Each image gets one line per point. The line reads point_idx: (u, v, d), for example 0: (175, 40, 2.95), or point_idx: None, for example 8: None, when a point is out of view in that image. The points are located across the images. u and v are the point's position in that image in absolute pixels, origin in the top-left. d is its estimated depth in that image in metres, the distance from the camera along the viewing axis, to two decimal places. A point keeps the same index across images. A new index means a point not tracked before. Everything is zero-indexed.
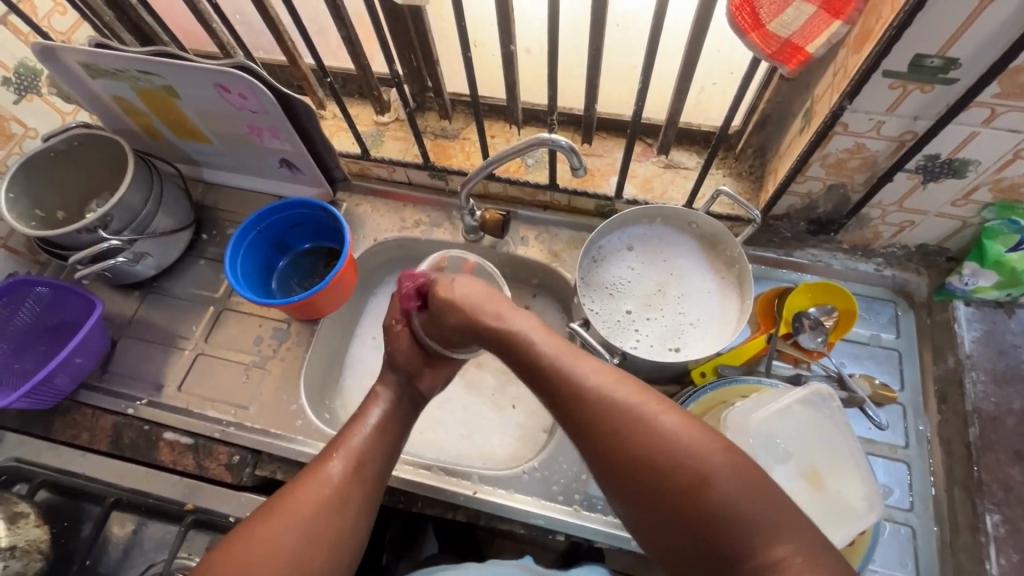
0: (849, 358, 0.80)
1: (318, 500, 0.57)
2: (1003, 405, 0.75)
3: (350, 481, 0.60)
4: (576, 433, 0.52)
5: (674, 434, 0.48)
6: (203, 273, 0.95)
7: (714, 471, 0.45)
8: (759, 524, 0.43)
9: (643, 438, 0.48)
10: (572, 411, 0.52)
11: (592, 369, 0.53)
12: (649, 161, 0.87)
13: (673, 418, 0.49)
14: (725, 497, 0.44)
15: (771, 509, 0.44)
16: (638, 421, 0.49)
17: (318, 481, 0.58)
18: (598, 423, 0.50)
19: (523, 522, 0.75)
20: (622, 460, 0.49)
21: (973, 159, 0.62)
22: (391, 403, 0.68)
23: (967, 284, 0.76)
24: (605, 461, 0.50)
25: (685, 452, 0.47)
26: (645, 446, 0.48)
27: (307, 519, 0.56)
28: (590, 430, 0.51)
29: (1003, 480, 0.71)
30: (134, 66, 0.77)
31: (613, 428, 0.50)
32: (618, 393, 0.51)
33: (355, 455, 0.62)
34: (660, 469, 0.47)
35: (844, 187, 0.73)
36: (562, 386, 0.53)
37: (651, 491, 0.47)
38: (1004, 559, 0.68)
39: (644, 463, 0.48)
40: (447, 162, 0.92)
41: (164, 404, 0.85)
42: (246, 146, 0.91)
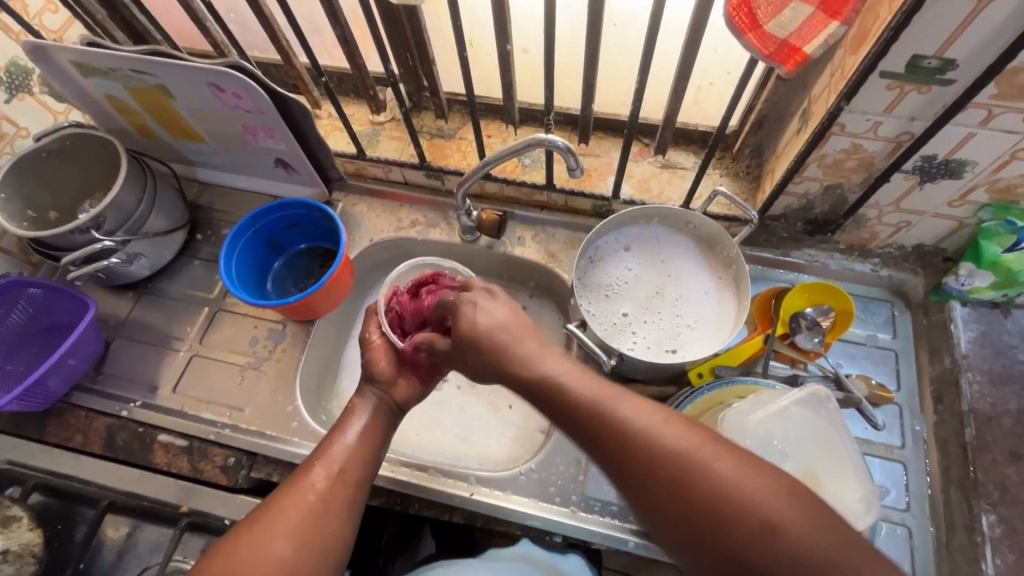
0: (845, 359, 0.80)
1: (303, 513, 0.56)
2: (999, 405, 0.75)
3: (334, 492, 0.59)
4: (630, 482, 0.50)
5: (729, 475, 0.47)
6: (198, 273, 0.94)
7: (780, 514, 0.45)
8: (826, 567, 0.43)
9: (702, 484, 0.47)
10: (625, 458, 0.50)
11: (642, 413, 0.52)
12: (646, 160, 0.87)
13: (728, 459, 0.48)
14: (798, 541, 0.44)
15: (839, 549, 0.44)
16: (696, 466, 0.48)
17: (300, 493, 0.57)
18: (656, 471, 0.49)
19: (520, 524, 0.75)
20: (684, 510, 0.48)
21: (970, 160, 0.62)
22: (383, 407, 0.68)
23: (963, 284, 0.76)
24: (665, 509, 0.48)
25: (748, 496, 0.46)
26: (706, 491, 0.47)
27: (293, 534, 0.55)
28: (647, 479, 0.49)
29: (1000, 480, 0.72)
30: (127, 65, 0.77)
31: (672, 477, 0.48)
32: (670, 437, 0.50)
33: (337, 466, 0.61)
34: (724, 517, 0.46)
35: (841, 187, 0.72)
36: (609, 432, 0.52)
37: (717, 540, 0.46)
38: (999, 558, 0.69)
39: (705, 511, 0.46)
40: (443, 162, 0.92)
41: (158, 405, 0.84)
42: (241, 146, 0.90)
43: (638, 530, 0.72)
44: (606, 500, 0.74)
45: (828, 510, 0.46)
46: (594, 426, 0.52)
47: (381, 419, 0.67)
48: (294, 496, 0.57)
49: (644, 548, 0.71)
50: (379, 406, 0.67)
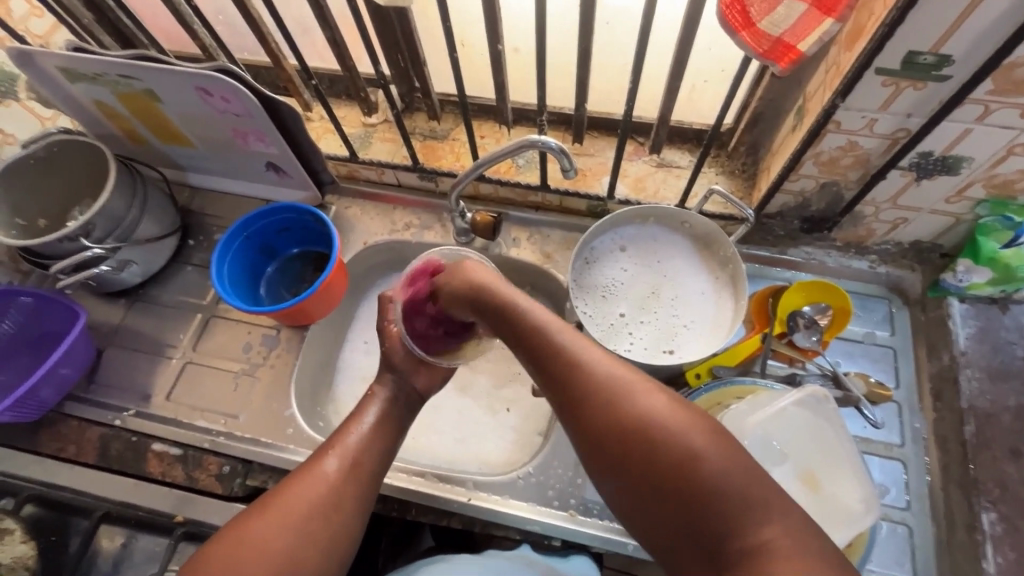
0: (843, 357, 0.80)
1: (314, 500, 0.57)
2: (998, 402, 0.74)
3: (346, 481, 0.59)
4: (568, 413, 0.50)
5: (663, 412, 0.47)
6: (191, 280, 0.93)
7: (703, 451, 0.44)
8: (743, 502, 0.42)
9: (631, 412, 0.47)
10: (564, 390, 0.51)
11: (589, 347, 0.52)
12: (642, 159, 0.87)
13: (663, 398, 0.48)
14: (715, 472, 0.43)
15: (759, 490, 0.43)
16: (628, 397, 0.48)
17: (314, 480, 0.58)
18: (592, 398, 0.49)
19: (519, 529, 0.75)
20: (611, 436, 0.48)
21: (966, 156, 0.62)
22: (389, 399, 0.68)
23: (961, 281, 0.76)
24: (595, 440, 0.48)
25: (673, 432, 0.45)
26: (635, 424, 0.47)
27: (307, 519, 0.55)
28: (580, 404, 0.49)
29: (998, 477, 0.70)
30: (114, 70, 0.76)
31: (603, 402, 0.48)
32: (609, 369, 0.50)
33: (350, 454, 0.61)
34: (645, 449, 0.46)
35: (838, 185, 0.72)
36: (555, 361, 0.52)
37: (642, 473, 0.46)
38: (1001, 557, 0.67)
39: (631, 441, 0.46)
40: (436, 164, 0.91)
41: (151, 414, 0.83)
42: (231, 150, 0.89)
43: None
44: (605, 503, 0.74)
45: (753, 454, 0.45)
46: (541, 357, 0.53)
47: (394, 406, 0.68)
48: (307, 481, 0.58)
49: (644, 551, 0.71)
50: (389, 396, 0.68)
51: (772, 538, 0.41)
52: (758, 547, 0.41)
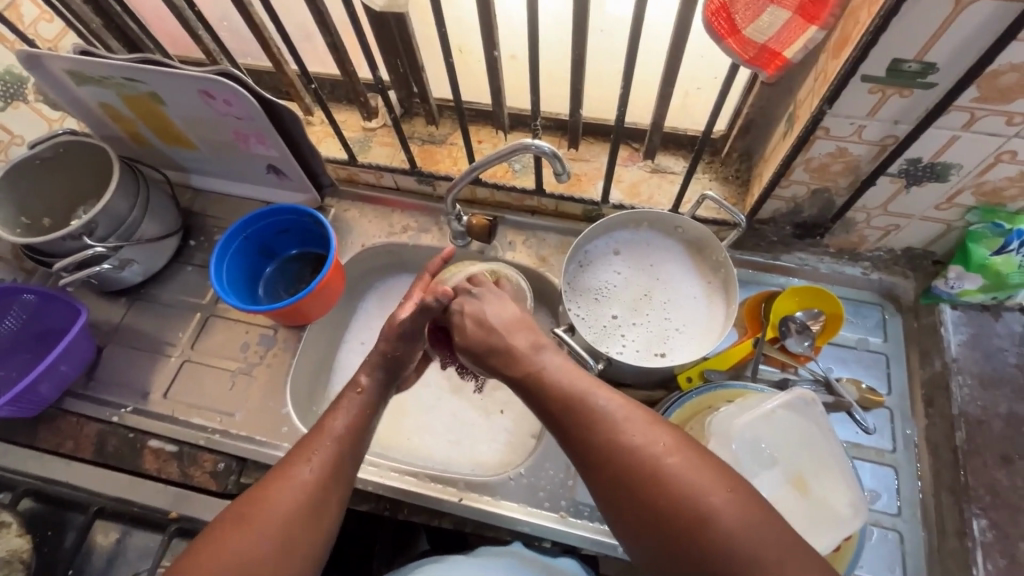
0: (836, 362, 0.80)
1: (289, 511, 0.55)
2: (989, 409, 0.73)
3: (320, 491, 0.57)
4: (589, 465, 0.52)
5: (682, 473, 0.48)
6: (191, 280, 0.94)
7: (719, 510, 0.46)
8: (755, 560, 0.45)
9: (651, 472, 0.49)
10: (588, 446, 0.52)
11: (610, 402, 0.53)
12: (636, 165, 0.88)
13: (683, 457, 0.49)
14: (728, 532, 0.45)
15: (770, 547, 0.45)
16: (649, 457, 0.49)
17: (288, 490, 0.56)
18: (613, 458, 0.50)
19: (510, 529, 0.75)
20: (628, 495, 0.49)
21: (954, 162, 0.63)
22: (369, 406, 0.65)
23: (953, 287, 0.76)
24: (617, 499, 0.50)
25: (692, 489, 0.47)
26: (656, 482, 0.48)
27: (280, 533, 0.54)
28: (601, 464, 0.51)
29: (990, 484, 0.69)
30: (120, 73, 0.78)
31: (622, 463, 0.50)
32: (629, 428, 0.51)
33: (323, 460, 0.59)
34: (664, 506, 0.48)
35: (829, 191, 0.73)
36: (578, 418, 0.53)
37: (658, 527, 0.48)
38: (991, 564, 0.66)
39: (650, 502, 0.48)
40: (434, 167, 0.92)
41: (149, 411, 0.84)
42: (233, 152, 0.91)
43: None
44: (596, 505, 0.74)
45: (767, 508, 0.47)
46: (564, 413, 0.54)
47: (365, 404, 0.65)
48: (279, 493, 0.56)
49: (633, 553, 0.71)
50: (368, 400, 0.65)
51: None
52: None
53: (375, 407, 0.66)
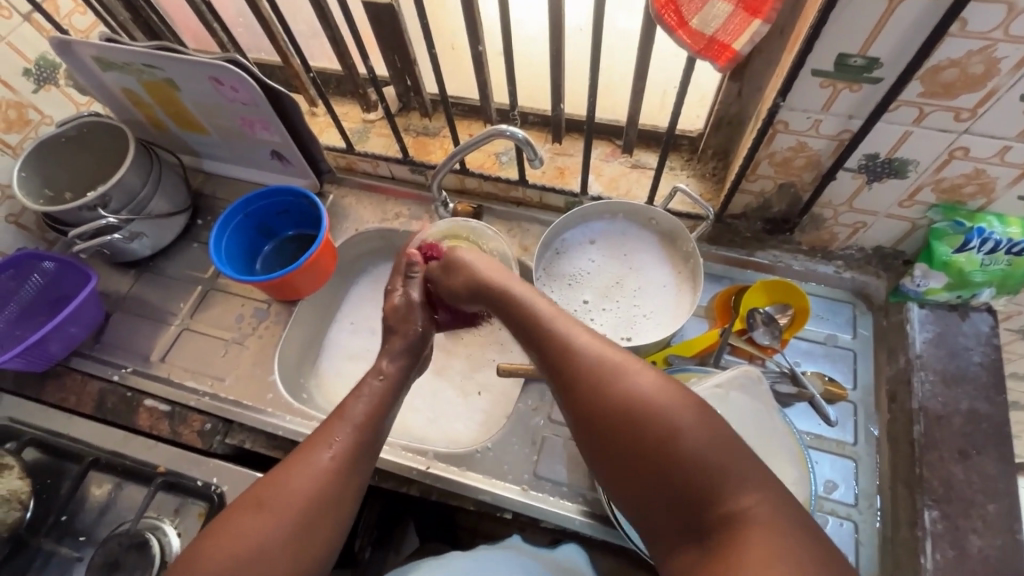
0: (803, 357, 0.82)
1: (311, 495, 0.59)
2: (950, 404, 0.72)
3: (337, 476, 0.61)
4: (585, 418, 0.55)
5: (651, 395, 0.52)
6: (196, 255, 1.01)
7: (686, 426, 0.49)
8: (720, 473, 0.47)
9: (622, 392, 0.53)
10: (563, 368, 0.57)
11: (589, 337, 0.58)
12: (617, 160, 0.91)
13: (655, 381, 0.53)
14: (694, 443, 0.49)
15: (733, 461, 0.48)
16: (622, 382, 0.53)
17: (308, 470, 0.60)
18: (590, 378, 0.55)
19: (473, 499, 0.77)
20: (603, 414, 0.53)
21: (911, 158, 0.65)
22: (389, 390, 0.70)
23: (919, 285, 0.77)
24: (590, 416, 0.54)
25: (660, 407, 0.51)
26: (653, 421, 0.50)
27: (303, 512, 0.58)
28: (579, 385, 0.55)
29: (944, 476, 0.68)
30: (139, 59, 0.85)
31: (597, 384, 0.54)
32: (607, 357, 0.56)
33: (343, 446, 0.63)
34: (630, 419, 0.51)
35: (795, 186, 0.75)
36: (557, 348, 0.58)
37: (620, 435, 0.52)
38: (940, 555, 0.64)
39: (621, 420, 0.52)
40: (426, 158, 0.98)
41: (147, 372, 0.90)
42: (241, 138, 0.97)
43: (584, 510, 0.74)
44: (557, 480, 0.76)
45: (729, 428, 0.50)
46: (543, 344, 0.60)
47: (387, 390, 0.70)
48: (301, 473, 0.60)
49: (589, 526, 0.73)
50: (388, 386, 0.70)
51: (749, 505, 0.46)
52: (735, 511, 0.46)
53: (394, 396, 0.70)
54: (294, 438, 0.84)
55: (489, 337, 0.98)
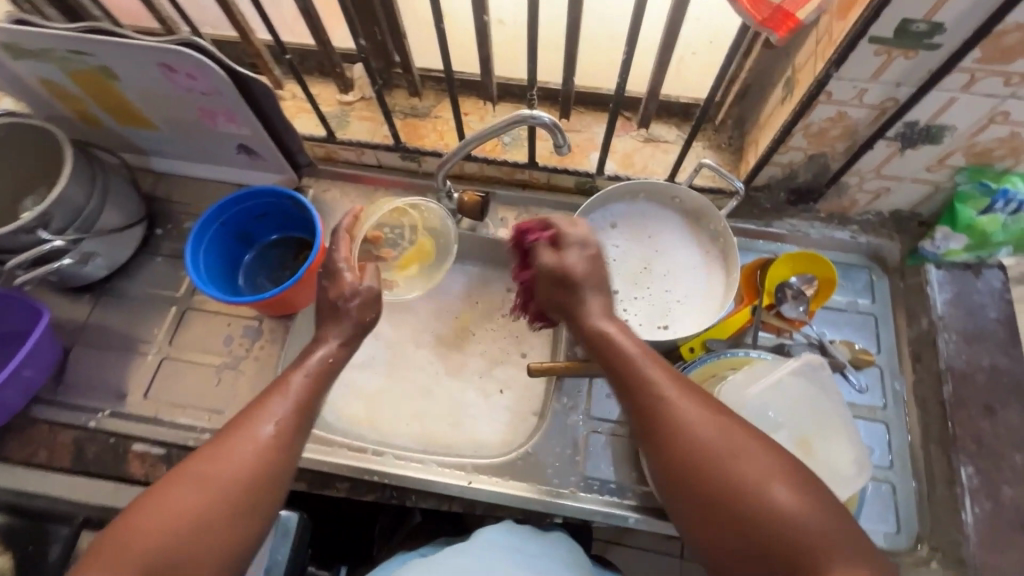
0: (827, 326, 0.82)
1: (239, 471, 0.53)
2: (973, 362, 0.75)
3: (276, 454, 0.56)
4: (667, 473, 0.52)
5: (746, 459, 0.49)
6: (161, 271, 0.88)
7: (781, 499, 0.47)
8: (815, 546, 0.45)
9: (714, 452, 0.50)
10: (650, 418, 0.54)
11: (677, 386, 0.55)
12: (629, 135, 0.86)
13: (749, 443, 0.50)
14: (791, 514, 0.46)
15: (830, 534, 0.46)
16: (716, 440, 0.51)
17: (238, 445, 0.55)
18: (679, 436, 0.52)
19: (521, 508, 0.74)
20: (691, 473, 0.50)
21: (949, 124, 0.64)
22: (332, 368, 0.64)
23: (938, 247, 0.78)
24: (675, 470, 0.51)
25: (755, 475, 0.48)
26: (745, 487, 0.48)
27: (236, 488, 0.53)
28: (668, 441, 0.52)
29: (974, 432, 0.72)
30: (63, 45, 0.69)
31: (688, 443, 0.51)
32: (697, 412, 0.52)
33: (282, 419, 0.57)
34: (722, 481, 0.49)
35: (825, 156, 0.73)
36: (643, 397, 0.55)
37: (707, 497, 0.49)
38: (978, 507, 0.68)
39: (713, 482, 0.49)
40: (419, 143, 0.88)
41: (128, 414, 0.79)
42: (199, 131, 0.84)
43: (637, 506, 0.73)
44: (605, 478, 0.74)
45: (831, 502, 0.48)
46: (627, 389, 0.56)
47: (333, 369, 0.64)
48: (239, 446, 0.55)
49: (644, 522, 0.72)
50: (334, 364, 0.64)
51: None
52: None
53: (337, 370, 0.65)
54: (316, 468, 0.77)
55: (504, 332, 0.92)
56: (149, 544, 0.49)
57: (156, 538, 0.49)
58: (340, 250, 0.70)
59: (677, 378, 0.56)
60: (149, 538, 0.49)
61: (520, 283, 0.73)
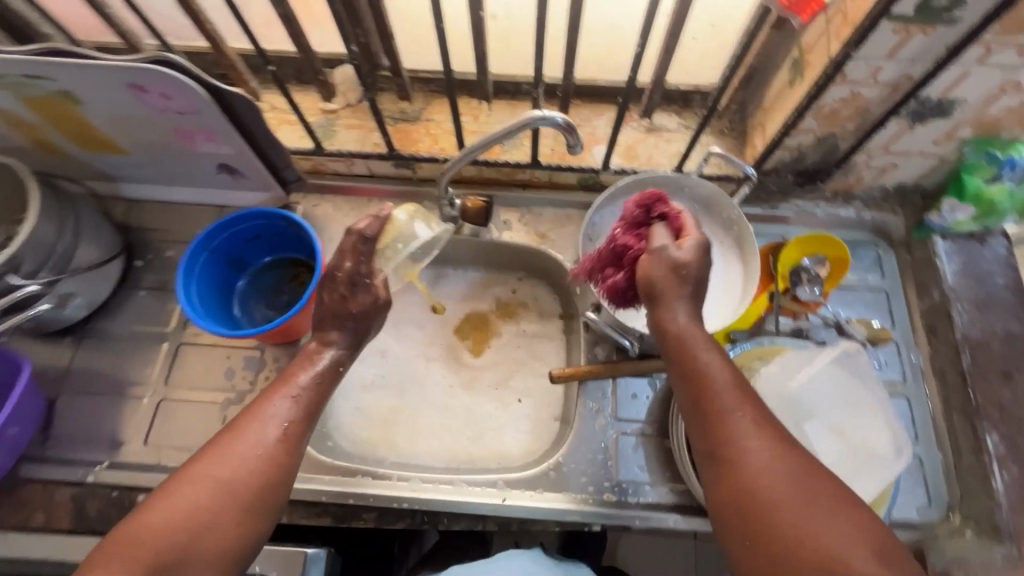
0: (842, 305, 0.82)
1: (238, 472, 0.51)
2: (987, 330, 0.76)
3: (277, 460, 0.54)
4: (728, 503, 0.49)
5: (820, 505, 0.46)
6: (146, 306, 0.82)
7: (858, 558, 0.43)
8: None
9: (782, 490, 0.47)
10: (715, 439, 0.51)
11: (748, 411, 0.52)
12: (630, 126, 0.84)
13: (823, 491, 0.47)
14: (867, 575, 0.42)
15: None
16: (785, 476, 0.48)
17: (241, 441, 0.53)
18: (746, 463, 0.49)
19: (558, 520, 0.72)
20: (756, 508, 0.47)
21: (961, 98, 0.63)
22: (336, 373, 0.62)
23: (946, 219, 0.78)
24: (736, 498, 0.48)
25: (828, 528, 0.45)
26: (815, 537, 0.44)
27: (232, 490, 0.51)
28: (734, 466, 0.50)
29: (996, 400, 0.72)
30: (18, 70, 0.62)
31: (757, 474, 0.48)
32: (767, 443, 0.50)
33: (286, 423, 0.56)
34: (789, 525, 0.45)
35: (835, 136, 0.72)
36: (710, 416, 0.52)
37: (771, 538, 0.46)
38: (1007, 474, 0.69)
39: (780, 522, 0.46)
40: (413, 148, 0.84)
41: (129, 463, 0.74)
42: (175, 153, 0.77)
43: (675, 506, 0.72)
44: (639, 481, 0.73)
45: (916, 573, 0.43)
46: (694, 404, 0.54)
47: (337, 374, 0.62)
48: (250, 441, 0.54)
49: (684, 521, 0.71)
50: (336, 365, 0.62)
51: None
52: None
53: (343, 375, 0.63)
54: (340, 501, 0.74)
55: (515, 338, 0.89)
56: (145, 538, 0.46)
57: (163, 534, 0.47)
58: (366, 263, 0.65)
59: (762, 419, 0.51)
60: (143, 535, 0.47)
61: (614, 243, 0.67)
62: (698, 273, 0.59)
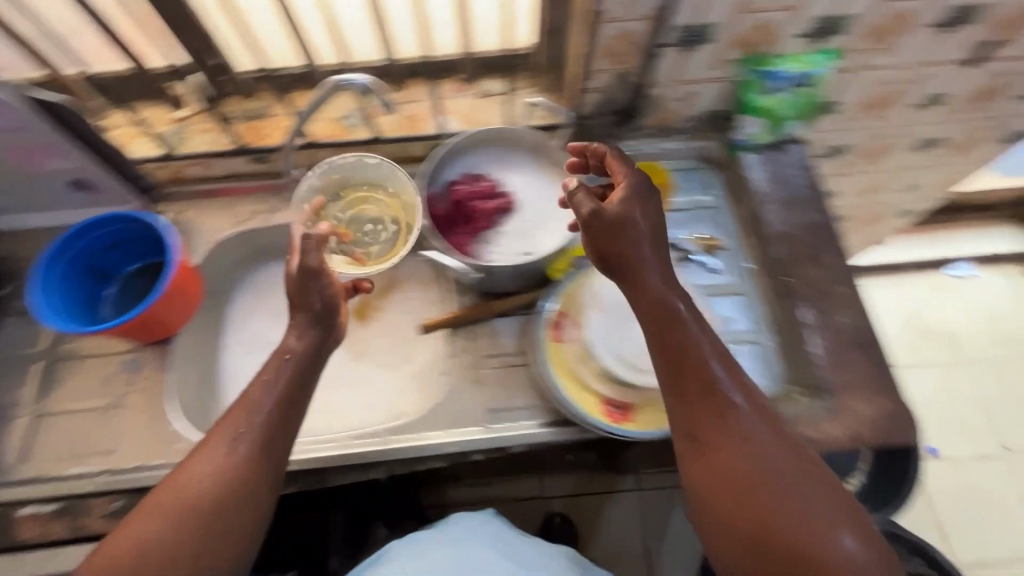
0: (679, 225, 0.92)
1: (205, 494, 0.54)
2: (795, 223, 0.86)
3: (243, 473, 0.56)
4: (703, 462, 0.57)
5: (786, 463, 0.55)
6: (17, 331, 0.83)
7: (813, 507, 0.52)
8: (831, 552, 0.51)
9: (758, 452, 0.55)
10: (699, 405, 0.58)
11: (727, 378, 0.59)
12: (466, 93, 0.91)
13: (788, 450, 0.56)
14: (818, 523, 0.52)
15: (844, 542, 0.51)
16: (758, 441, 0.56)
17: (205, 463, 0.55)
18: (725, 428, 0.57)
19: (440, 455, 0.77)
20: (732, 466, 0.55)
21: (711, 21, 0.74)
22: (300, 369, 0.63)
23: (744, 134, 0.89)
24: (714, 458, 0.56)
25: (789, 482, 0.54)
26: (777, 488, 0.53)
27: (204, 512, 0.54)
28: (712, 430, 0.57)
29: (807, 279, 0.82)
30: None
31: (734, 436, 0.56)
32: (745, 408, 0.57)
33: (246, 439, 0.57)
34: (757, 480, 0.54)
35: (629, 72, 0.81)
36: (692, 382, 0.59)
37: (738, 492, 0.54)
38: (821, 340, 0.78)
39: (751, 479, 0.54)
40: (263, 141, 0.88)
41: (11, 481, 0.74)
42: (22, 174, 0.81)
43: (545, 422, 0.77)
44: (512, 407, 0.79)
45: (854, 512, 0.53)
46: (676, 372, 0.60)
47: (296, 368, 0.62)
48: (212, 464, 0.55)
49: (553, 433, 0.76)
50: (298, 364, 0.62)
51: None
52: None
53: (308, 369, 0.63)
54: None
55: (395, 307, 0.94)
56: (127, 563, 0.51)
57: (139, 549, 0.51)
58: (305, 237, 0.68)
59: (741, 394, 0.58)
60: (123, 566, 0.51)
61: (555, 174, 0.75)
62: (644, 226, 0.64)
